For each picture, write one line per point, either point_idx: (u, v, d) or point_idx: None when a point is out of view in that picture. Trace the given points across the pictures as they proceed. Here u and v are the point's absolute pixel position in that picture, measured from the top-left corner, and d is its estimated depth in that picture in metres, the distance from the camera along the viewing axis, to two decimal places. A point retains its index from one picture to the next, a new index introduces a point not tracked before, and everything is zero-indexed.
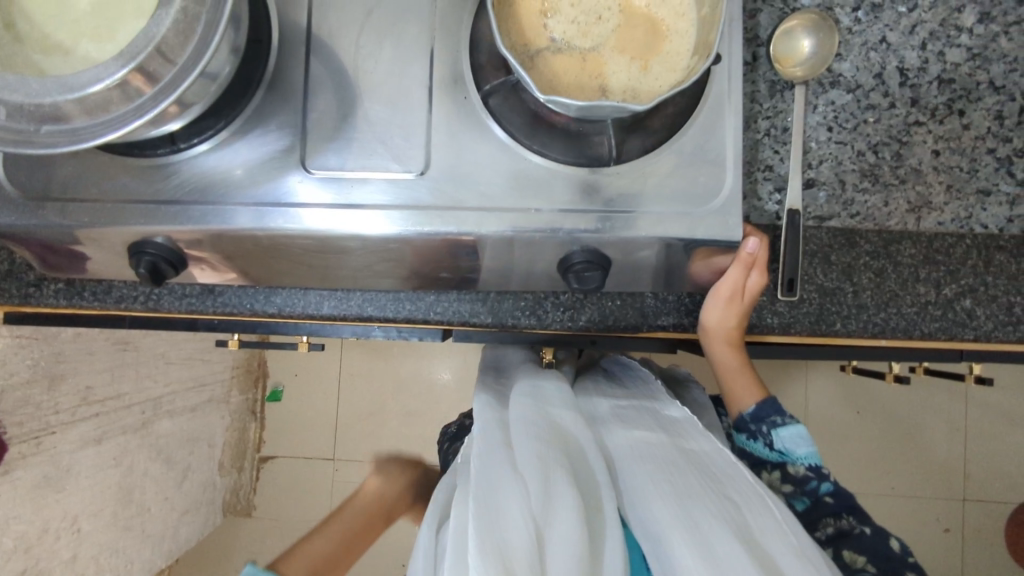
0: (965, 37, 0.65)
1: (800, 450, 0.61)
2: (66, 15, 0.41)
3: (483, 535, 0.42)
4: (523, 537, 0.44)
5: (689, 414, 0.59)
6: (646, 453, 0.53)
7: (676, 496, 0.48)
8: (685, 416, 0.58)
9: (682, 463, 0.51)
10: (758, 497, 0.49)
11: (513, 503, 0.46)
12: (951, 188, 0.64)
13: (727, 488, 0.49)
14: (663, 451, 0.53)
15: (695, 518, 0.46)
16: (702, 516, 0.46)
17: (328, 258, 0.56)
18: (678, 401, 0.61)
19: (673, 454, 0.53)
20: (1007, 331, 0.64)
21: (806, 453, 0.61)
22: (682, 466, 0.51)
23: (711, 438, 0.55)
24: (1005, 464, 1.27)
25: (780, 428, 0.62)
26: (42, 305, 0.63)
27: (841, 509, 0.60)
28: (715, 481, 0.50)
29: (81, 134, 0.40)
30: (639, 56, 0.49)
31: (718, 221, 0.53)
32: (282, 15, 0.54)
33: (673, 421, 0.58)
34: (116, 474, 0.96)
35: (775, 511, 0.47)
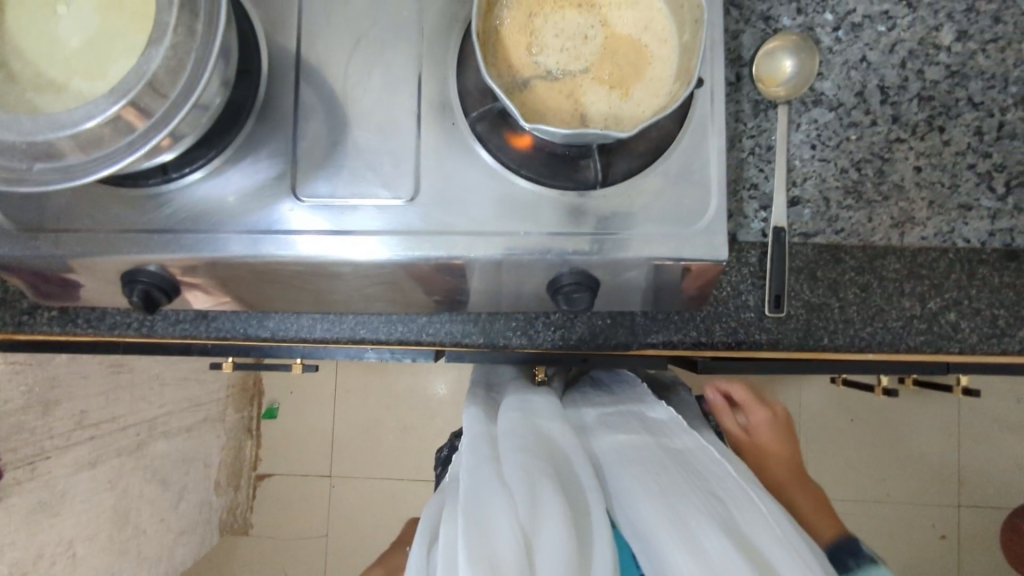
0: (943, 55, 0.66)
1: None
2: (59, 53, 0.42)
3: (471, 546, 0.43)
4: (512, 546, 0.44)
5: (675, 415, 0.60)
6: (632, 457, 0.54)
7: (663, 497, 0.48)
8: (671, 419, 0.59)
9: (668, 464, 0.52)
10: (744, 493, 0.49)
11: (501, 512, 0.46)
12: (934, 203, 0.65)
13: (712, 487, 0.49)
14: (649, 454, 0.54)
15: (682, 517, 0.46)
16: (689, 514, 0.46)
17: (320, 283, 0.57)
18: (663, 403, 0.62)
19: (658, 457, 0.53)
20: (991, 343, 0.65)
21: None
22: (668, 468, 0.51)
23: (696, 441, 0.55)
24: (998, 469, 1.27)
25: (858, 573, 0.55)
26: (37, 332, 0.64)
27: None
28: (701, 481, 0.50)
29: (73, 171, 0.40)
30: (620, 84, 0.50)
31: (704, 241, 0.53)
32: (272, 45, 0.55)
33: (659, 424, 0.59)
34: (111, 498, 0.96)
35: (761, 505, 0.48)
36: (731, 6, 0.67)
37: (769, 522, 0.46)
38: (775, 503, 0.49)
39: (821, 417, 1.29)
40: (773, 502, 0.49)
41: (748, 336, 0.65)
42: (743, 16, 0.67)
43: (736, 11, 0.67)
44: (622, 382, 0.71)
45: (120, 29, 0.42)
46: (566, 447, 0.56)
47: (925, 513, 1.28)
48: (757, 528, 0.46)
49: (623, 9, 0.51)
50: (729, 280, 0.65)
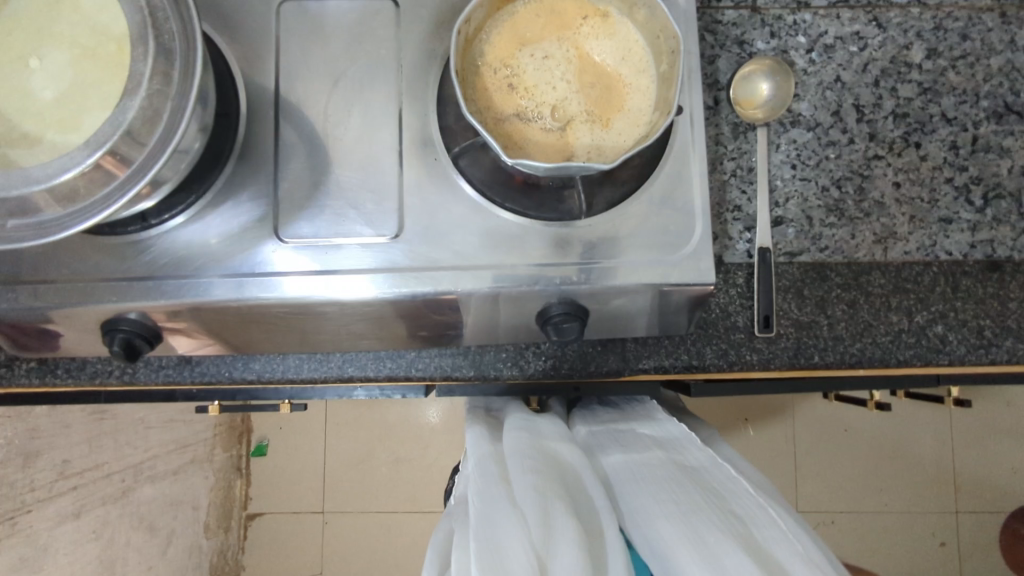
0: (915, 73, 0.67)
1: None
2: (31, 105, 0.41)
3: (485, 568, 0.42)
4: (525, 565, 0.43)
5: (688, 429, 0.60)
6: (644, 476, 0.53)
7: (680, 514, 0.47)
8: (682, 432, 0.59)
9: (681, 482, 0.51)
10: (761, 507, 0.48)
11: (512, 532, 0.45)
12: (914, 217, 0.66)
13: (728, 502, 0.49)
14: (661, 473, 0.53)
15: (700, 533, 0.45)
16: (707, 530, 0.46)
17: (308, 323, 0.56)
18: (673, 418, 0.62)
19: (671, 474, 0.53)
20: (979, 353, 0.65)
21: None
22: (682, 484, 0.51)
23: (707, 454, 0.55)
24: (993, 474, 1.28)
25: None
26: (14, 385, 0.62)
27: None
28: (716, 497, 0.50)
29: (47, 228, 0.39)
30: (601, 115, 0.50)
31: (691, 266, 0.53)
32: (250, 87, 0.55)
33: (672, 439, 0.58)
34: (96, 548, 0.94)
35: (779, 519, 0.47)
36: (705, 32, 0.67)
37: (787, 536, 0.46)
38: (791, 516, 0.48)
39: (816, 429, 1.29)
40: (791, 519, 0.48)
41: (739, 355, 0.64)
42: (718, 41, 0.67)
43: (711, 36, 0.67)
44: (631, 402, 0.69)
45: (95, 79, 0.41)
46: (575, 469, 0.55)
47: (925, 521, 1.28)
48: (775, 544, 0.45)
49: (602, 40, 0.51)
50: (717, 302, 0.65)
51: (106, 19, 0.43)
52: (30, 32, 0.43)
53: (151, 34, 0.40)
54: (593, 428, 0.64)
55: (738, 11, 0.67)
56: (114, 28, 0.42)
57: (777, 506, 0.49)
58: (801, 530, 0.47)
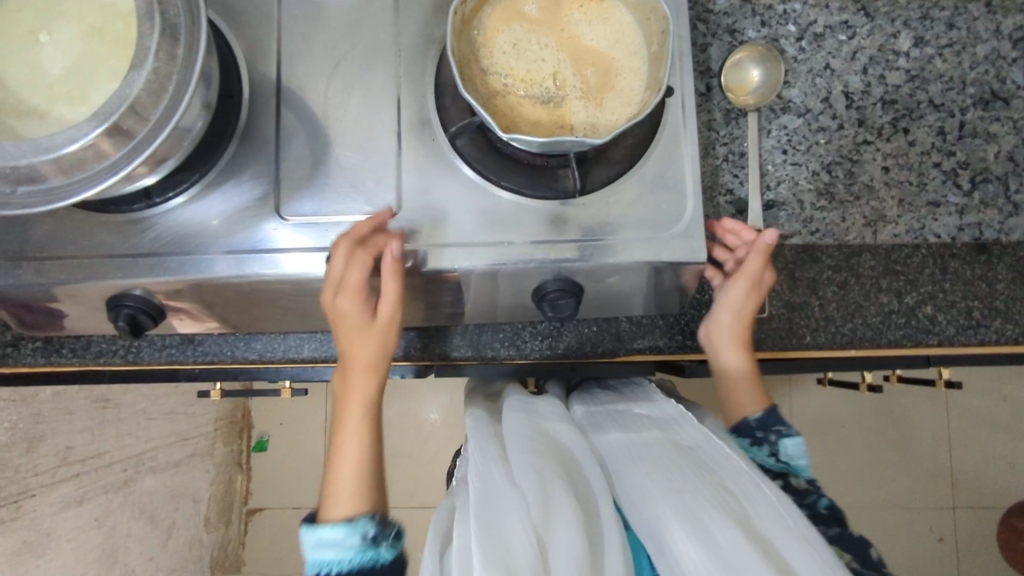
0: (902, 60, 0.69)
1: (801, 461, 0.58)
2: (41, 80, 0.43)
3: (485, 546, 0.43)
4: (526, 544, 0.44)
5: (685, 411, 0.59)
6: (639, 455, 0.54)
7: (675, 492, 0.48)
8: (679, 413, 0.59)
9: (676, 459, 0.52)
10: (750, 480, 0.49)
11: (512, 510, 0.46)
12: (903, 201, 0.67)
13: (721, 478, 0.50)
14: (656, 451, 0.54)
15: (695, 511, 0.46)
16: (701, 507, 0.47)
17: (308, 300, 0.57)
18: (671, 400, 0.61)
19: (666, 451, 0.53)
20: (968, 334, 0.66)
21: (807, 466, 0.58)
22: (677, 461, 0.52)
23: (703, 432, 0.55)
24: (989, 469, 1.29)
25: (786, 438, 0.59)
26: (20, 364, 0.63)
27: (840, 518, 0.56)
28: (710, 473, 0.50)
29: (56, 194, 0.41)
30: (595, 95, 0.52)
31: (683, 243, 0.54)
32: (252, 71, 0.56)
33: (667, 418, 0.59)
34: (98, 536, 0.94)
35: (770, 492, 0.48)
36: (697, 21, 0.69)
37: (778, 510, 0.47)
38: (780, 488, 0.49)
39: (812, 423, 1.29)
40: (781, 492, 0.49)
41: None
42: (709, 30, 0.69)
43: (703, 25, 0.69)
44: (629, 384, 0.69)
45: (102, 55, 0.43)
46: (572, 448, 0.56)
47: (922, 516, 1.28)
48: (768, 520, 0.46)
49: (594, 24, 0.53)
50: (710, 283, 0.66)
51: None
52: (41, 11, 0.44)
53: (157, 11, 0.41)
54: (591, 409, 0.65)
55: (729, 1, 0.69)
56: (123, 7, 0.44)
57: (771, 482, 0.49)
58: (791, 502, 0.48)
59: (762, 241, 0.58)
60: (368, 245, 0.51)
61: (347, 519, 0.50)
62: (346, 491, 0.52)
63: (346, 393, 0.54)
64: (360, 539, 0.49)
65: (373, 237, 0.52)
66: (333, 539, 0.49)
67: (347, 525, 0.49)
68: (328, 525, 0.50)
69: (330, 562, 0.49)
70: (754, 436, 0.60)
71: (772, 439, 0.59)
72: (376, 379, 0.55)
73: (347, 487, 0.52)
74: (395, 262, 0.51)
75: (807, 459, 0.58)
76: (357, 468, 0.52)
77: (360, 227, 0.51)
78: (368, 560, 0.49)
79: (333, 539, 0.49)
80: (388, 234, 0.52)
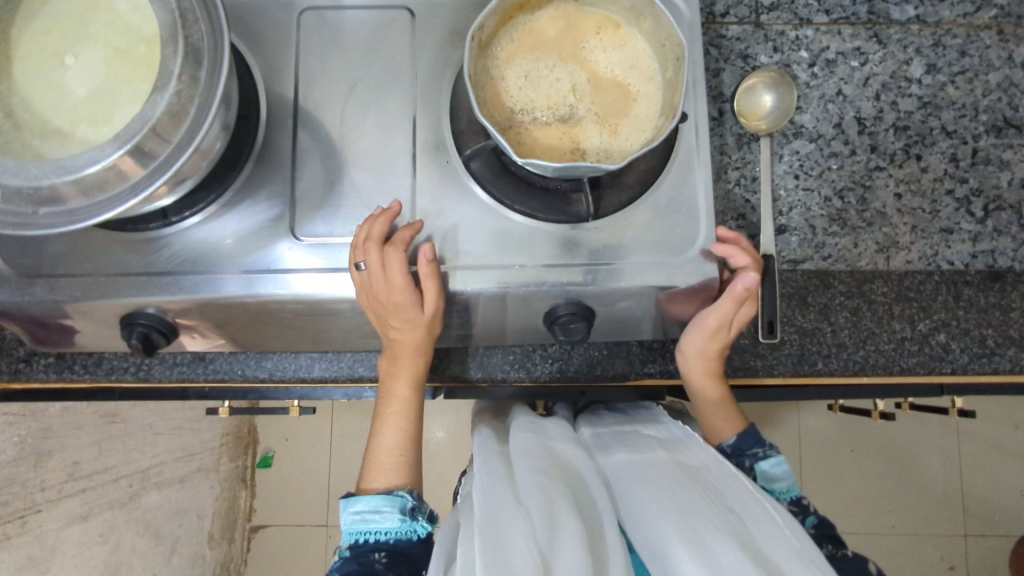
0: (915, 87, 0.69)
1: (779, 484, 0.60)
2: (65, 101, 0.43)
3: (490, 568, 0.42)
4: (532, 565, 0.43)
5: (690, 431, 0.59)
6: (646, 475, 0.53)
7: (681, 515, 0.48)
8: (686, 434, 0.58)
9: (683, 480, 0.51)
10: (757, 504, 0.48)
11: (518, 531, 0.45)
12: (916, 227, 0.67)
13: (727, 500, 0.49)
14: (662, 471, 0.53)
15: (701, 535, 0.46)
16: (707, 530, 0.46)
17: (319, 319, 0.58)
18: (678, 421, 0.61)
19: (672, 471, 0.53)
20: (982, 362, 0.65)
21: (785, 488, 0.60)
22: (683, 482, 0.51)
23: (710, 454, 0.54)
24: (1001, 497, 1.27)
25: (762, 461, 0.61)
26: (32, 380, 0.63)
27: (824, 539, 0.58)
28: (716, 495, 0.50)
29: (77, 214, 0.41)
30: (610, 121, 0.52)
31: (695, 269, 0.54)
32: (270, 92, 0.57)
33: (674, 438, 0.58)
34: (103, 552, 0.94)
35: (776, 515, 0.47)
36: (710, 46, 0.69)
37: (784, 533, 0.46)
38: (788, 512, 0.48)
39: (822, 448, 1.28)
40: (788, 513, 0.48)
41: (743, 361, 0.66)
42: (722, 55, 0.69)
43: (716, 50, 0.69)
44: (638, 408, 0.69)
45: (125, 77, 0.44)
46: (578, 468, 0.56)
47: (933, 544, 1.26)
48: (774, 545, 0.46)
49: (610, 50, 0.53)
50: None
51: (138, 21, 0.45)
52: (67, 34, 0.45)
53: (180, 34, 0.42)
54: (599, 430, 0.64)
55: (742, 26, 0.69)
56: (147, 30, 0.45)
57: (775, 501, 0.49)
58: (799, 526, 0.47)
59: (739, 285, 0.55)
60: (395, 240, 0.52)
61: (387, 490, 0.56)
62: (386, 464, 0.57)
63: (393, 373, 0.58)
64: (400, 511, 0.55)
65: (398, 233, 0.53)
66: (374, 510, 0.54)
67: (386, 497, 0.54)
68: (368, 496, 0.55)
69: (369, 530, 0.54)
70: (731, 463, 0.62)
71: (748, 465, 0.61)
72: (419, 363, 0.58)
73: (386, 460, 0.57)
74: (431, 263, 0.52)
75: (786, 480, 0.60)
76: (397, 444, 0.58)
77: (380, 225, 0.52)
78: (405, 530, 0.54)
79: (374, 510, 0.54)
80: (413, 228, 0.53)
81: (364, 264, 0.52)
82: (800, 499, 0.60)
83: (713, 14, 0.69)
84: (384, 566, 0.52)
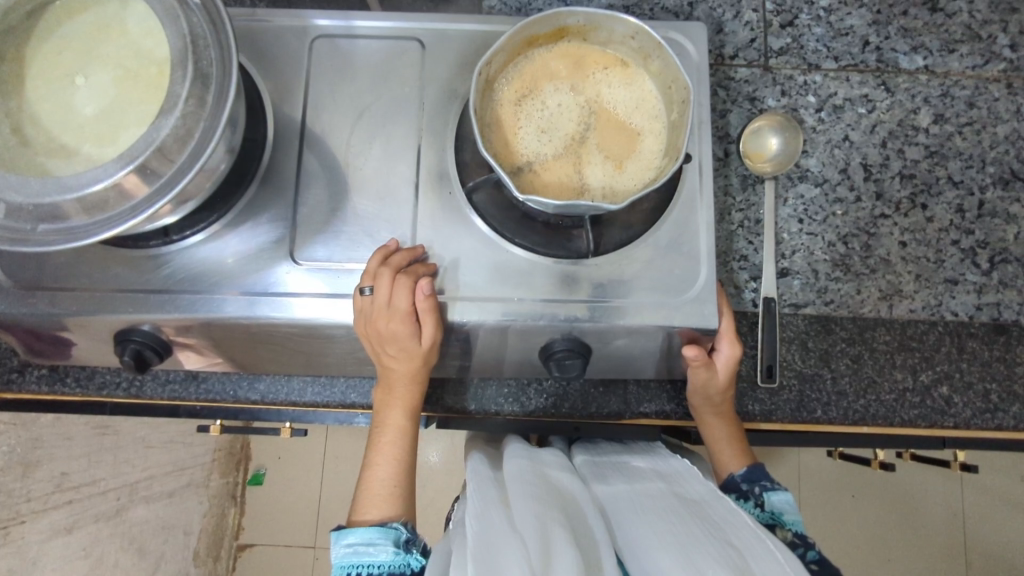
0: (922, 136, 0.69)
1: (788, 515, 0.58)
2: (74, 120, 0.44)
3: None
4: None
5: (691, 466, 0.58)
6: (644, 507, 0.51)
7: (679, 546, 0.45)
8: (686, 468, 0.57)
9: (682, 514, 0.49)
10: (759, 540, 0.45)
11: (511, 550, 0.43)
12: (920, 277, 0.66)
13: (726, 534, 0.46)
14: (660, 504, 0.51)
15: (699, 566, 0.43)
16: (704, 561, 0.43)
17: (314, 344, 0.57)
18: (680, 456, 0.60)
19: (670, 505, 0.51)
20: (985, 417, 0.64)
21: (794, 521, 0.58)
22: (682, 515, 0.49)
23: (709, 488, 0.53)
24: (1006, 552, 1.24)
25: (771, 492, 0.59)
26: (23, 391, 0.63)
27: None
28: (716, 529, 0.47)
29: (76, 233, 0.41)
30: (614, 158, 0.52)
31: (694, 309, 0.54)
32: (278, 115, 0.57)
33: (674, 473, 0.57)
34: (84, 567, 0.93)
35: (778, 552, 0.44)
36: (718, 87, 0.69)
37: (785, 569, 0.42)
38: (793, 553, 0.45)
39: (822, 490, 1.25)
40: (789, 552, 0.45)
41: (741, 405, 0.64)
42: (730, 96, 0.69)
43: (723, 92, 0.69)
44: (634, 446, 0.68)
45: (134, 99, 0.44)
46: (575, 495, 0.54)
47: None
48: None
49: (617, 88, 0.54)
50: None
51: (150, 44, 0.45)
52: (78, 53, 0.45)
53: (191, 60, 0.42)
54: (594, 460, 0.63)
55: (751, 69, 0.70)
56: (158, 53, 0.45)
57: (777, 539, 0.45)
58: (804, 567, 0.44)
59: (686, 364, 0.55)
60: (408, 273, 0.52)
61: (382, 522, 0.54)
62: (380, 496, 0.55)
63: (390, 400, 0.57)
64: (395, 544, 0.53)
65: (412, 267, 0.53)
66: (367, 543, 0.52)
67: (380, 529, 0.53)
68: (361, 529, 0.53)
69: (362, 563, 0.52)
70: (738, 490, 0.61)
71: (756, 493, 0.60)
72: (418, 390, 0.57)
73: (380, 492, 0.56)
74: (430, 298, 0.52)
75: (794, 513, 0.58)
76: (391, 475, 0.56)
77: (398, 257, 0.53)
78: (398, 564, 0.52)
79: (368, 542, 0.52)
80: (426, 265, 0.54)
81: (370, 289, 0.52)
82: (805, 534, 0.56)
83: (722, 56, 0.70)
84: None
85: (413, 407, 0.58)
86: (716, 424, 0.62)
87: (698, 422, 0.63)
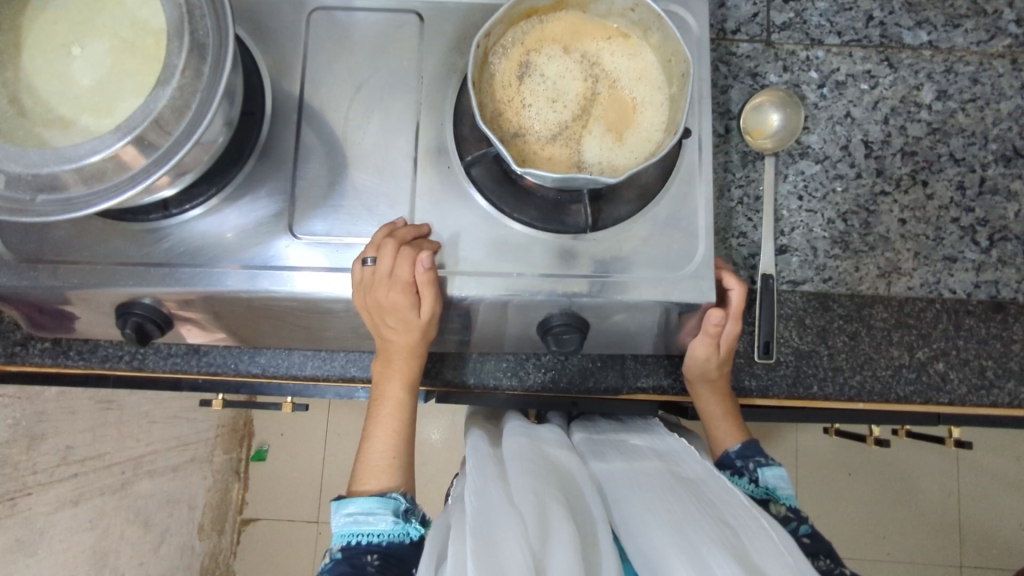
0: (924, 112, 0.69)
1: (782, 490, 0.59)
2: (71, 91, 0.44)
3: (480, 563, 0.41)
4: (521, 564, 0.41)
5: (687, 444, 0.59)
6: (641, 483, 0.52)
7: (676, 523, 0.45)
8: (681, 446, 0.58)
9: (678, 492, 0.50)
10: (754, 520, 0.46)
11: (511, 529, 0.44)
12: (919, 254, 0.66)
13: (721, 512, 0.47)
14: (656, 481, 0.52)
15: (694, 543, 0.43)
16: (698, 539, 0.44)
17: (314, 318, 0.58)
18: (675, 433, 0.61)
19: (667, 482, 0.51)
20: (980, 394, 0.65)
21: (787, 497, 0.59)
22: (678, 492, 0.50)
23: (706, 468, 0.53)
24: (998, 529, 1.25)
25: (765, 468, 0.60)
26: (28, 364, 0.64)
27: (818, 551, 0.54)
28: (711, 507, 0.48)
29: (74, 203, 0.41)
30: (613, 131, 0.52)
31: (691, 284, 0.54)
32: (276, 88, 0.57)
33: (671, 451, 0.57)
34: (90, 538, 0.95)
35: (771, 532, 0.45)
36: (719, 62, 0.69)
37: (778, 549, 0.43)
38: (786, 532, 0.45)
39: (819, 469, 1.26)
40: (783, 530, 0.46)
41: (738, 380, 0.65)
42: (731, 72, 0.69)
43: (725, 67, 0.69)
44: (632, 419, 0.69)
45: (131, 71, 0.44)
46: (573, 473, 0.55)
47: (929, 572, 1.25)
48: (767, 559, 0.43)
49: (618, 59, 0.53)
50: None
51: (146, 15, 0.45)
52: (74, 24, 0.45)
53: (186, 30, 0.42)
54: (592, 437, 0.64)
55: (753, 44, 0.69)
56: (153, 24, 0.45)
57: (770, 516, 0.46)
58: (796, 545, 0.44)
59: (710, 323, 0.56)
60: (411, 246, 0.52)
61: (380, 492, 0.55)
62: (378, 467, 0.56)
63: (388, 372, 0.57)
64: (393, 514, 0.54)
65: (416, 242, 0.53)
66: (366, 512, 0.53)
67: (379, 499, 0.54)
68: (360, 498, 0.54)
69: (361, 531, 0.53)
70: (733, 466, 0.62)
71: (751, 469, 0.61)
72: (415, 360, 0.57)
73: (378, 463, 0.56)
74: (430, 271, 0.52)
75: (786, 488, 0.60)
76: (388, 447, 0.57)
77: (403, 231, 0.53)
78: (397, 534, 0.53)
79: (367, 511, 0.53)
80: (431, 243, 0.54)
81: (373, 260, 0.52)
82: (798, 508, 0.58)
83: (724, 31, 0.69)
84: (376, 569, 0.51)
85: (410, 377, 0.58)
86: (712, 401, 0.62)
87: (694, 398, 0.63)
